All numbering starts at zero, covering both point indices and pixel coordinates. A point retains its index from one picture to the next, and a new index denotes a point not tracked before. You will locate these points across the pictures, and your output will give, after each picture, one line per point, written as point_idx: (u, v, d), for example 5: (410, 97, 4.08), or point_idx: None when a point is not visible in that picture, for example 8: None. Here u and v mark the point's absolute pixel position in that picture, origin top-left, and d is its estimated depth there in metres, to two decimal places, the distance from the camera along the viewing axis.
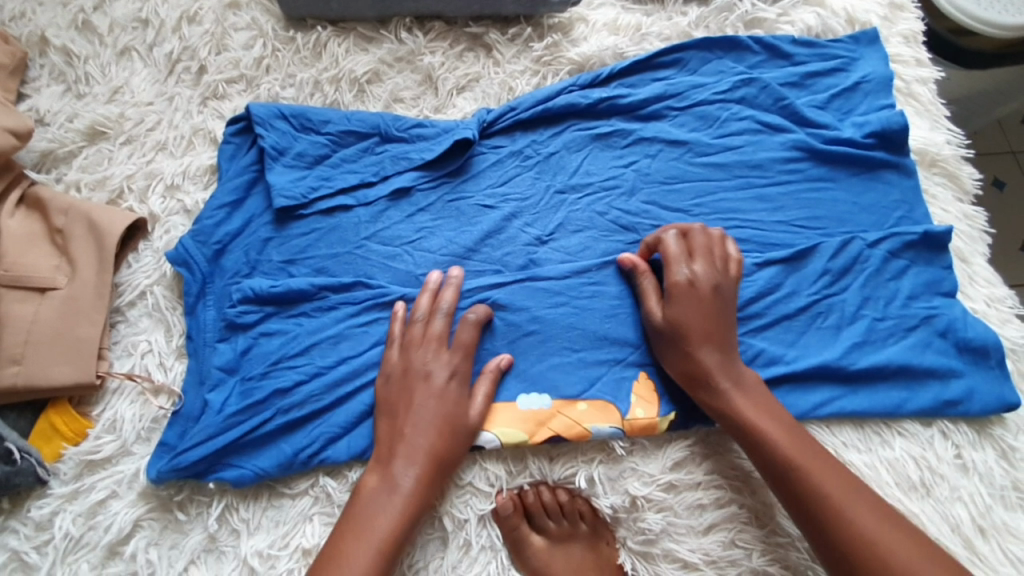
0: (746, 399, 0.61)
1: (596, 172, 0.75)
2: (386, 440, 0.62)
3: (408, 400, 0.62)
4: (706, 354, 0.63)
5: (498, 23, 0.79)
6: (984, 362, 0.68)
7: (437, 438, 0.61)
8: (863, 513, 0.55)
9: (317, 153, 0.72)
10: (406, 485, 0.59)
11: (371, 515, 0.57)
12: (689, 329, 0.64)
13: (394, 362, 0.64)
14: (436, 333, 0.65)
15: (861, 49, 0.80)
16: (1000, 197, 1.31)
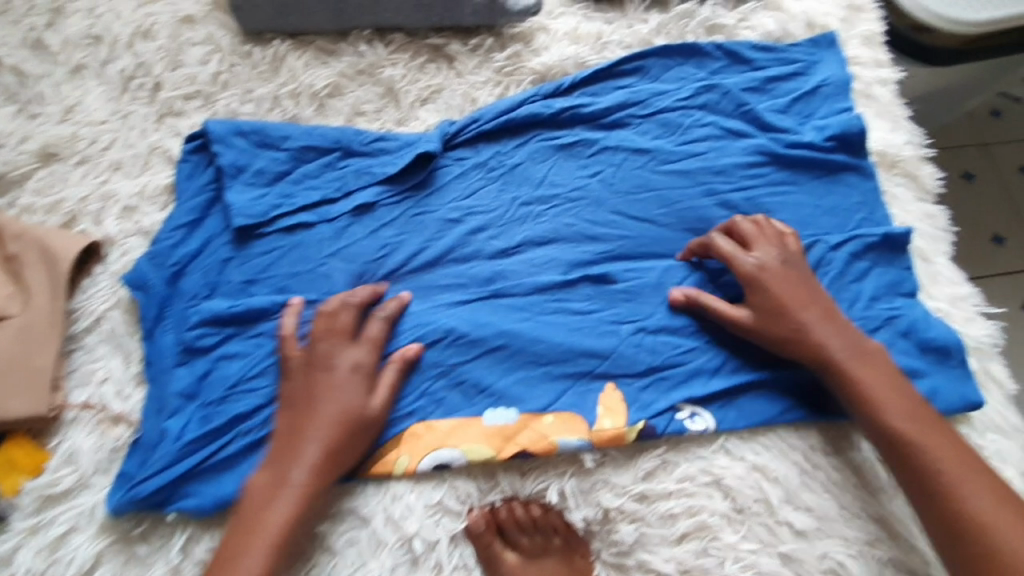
0: (869, 372, 0.63)
1: (562, 182, 0.75)
2: (281, 435, 0.61)
3: (308, 394, 0.62)
4: (825, 333, 0.64)
5: (459, 34, 0.78)
6: (947, 361, 0.69)
7: (332, 433, 0.60)
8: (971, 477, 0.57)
9: (277, 170, 0.71)
10: (298, 480, 0.59)
11: (262, 510, 0.58)
12: (802, 309, 0.65)
13: (296, 357, 0.64)
14: (338, 326, 0.65)
15: (820, 52, 0.81)
16: (967, 191, 1.33)
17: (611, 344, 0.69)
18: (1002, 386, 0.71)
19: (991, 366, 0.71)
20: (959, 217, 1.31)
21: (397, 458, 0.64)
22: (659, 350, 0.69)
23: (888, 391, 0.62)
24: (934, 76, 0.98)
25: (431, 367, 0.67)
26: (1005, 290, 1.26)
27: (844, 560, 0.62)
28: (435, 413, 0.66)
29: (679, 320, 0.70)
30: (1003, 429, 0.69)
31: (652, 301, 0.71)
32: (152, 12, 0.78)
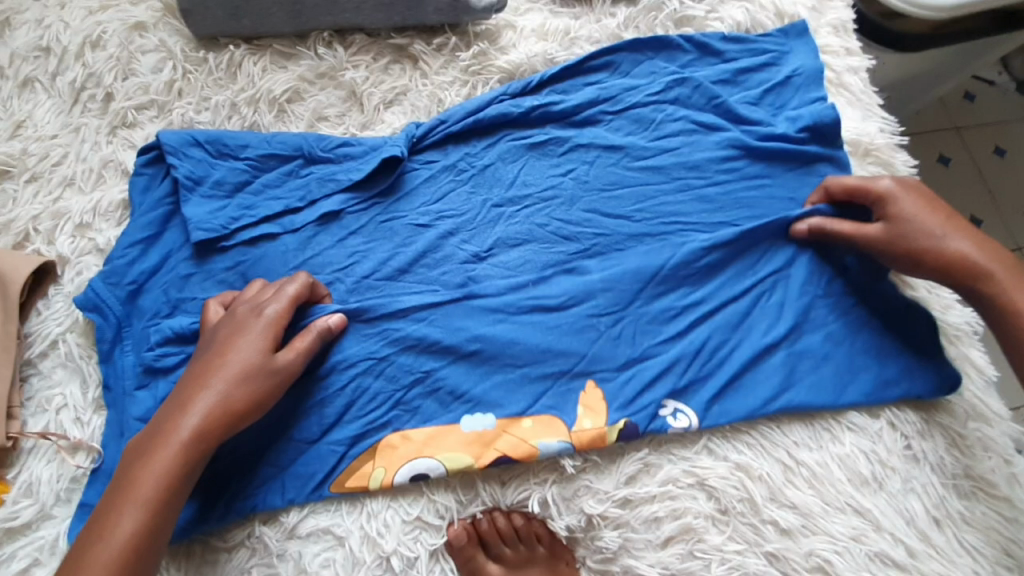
0: (1013, 284, 0.61)
1: (533, 182, 0.73)
2: (179, 388, 0.57)
3: (211, 350, 0.58)
4: (956, 247, 0.63)
5: (422, 33, 0.76)
6: (923, 344, 0.69)
7: (222, 392, 0.56)
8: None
9: (236, 180, 0.68)
10: (181, 434, 0.54)
11: (139, 464, 0.53)
12: (926, 226, 0.64)
13: (211, 320, 0.61)
14: (256, 291, 0.62)
15: (790, 42, 0.80)
16: (943, 175, 1.33)
17: (588, 346, 0.67)
18: (982, 372, 0.70)
19: (971, 351, 0.71)
20: None
21: (372, 472, 0.62)
22: (637, 340, 0.68)
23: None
24: (903, 62, 0.98)
25: (404, 378, 0.65)
26: None
27: (831, 557, 0.62)
28: (408, 422, 0.64)
29: (659, 320, 0.68)
30: (984, 416, 0.68)
31: (629, 289, 0.69)
32: (101, 20, 0.75)
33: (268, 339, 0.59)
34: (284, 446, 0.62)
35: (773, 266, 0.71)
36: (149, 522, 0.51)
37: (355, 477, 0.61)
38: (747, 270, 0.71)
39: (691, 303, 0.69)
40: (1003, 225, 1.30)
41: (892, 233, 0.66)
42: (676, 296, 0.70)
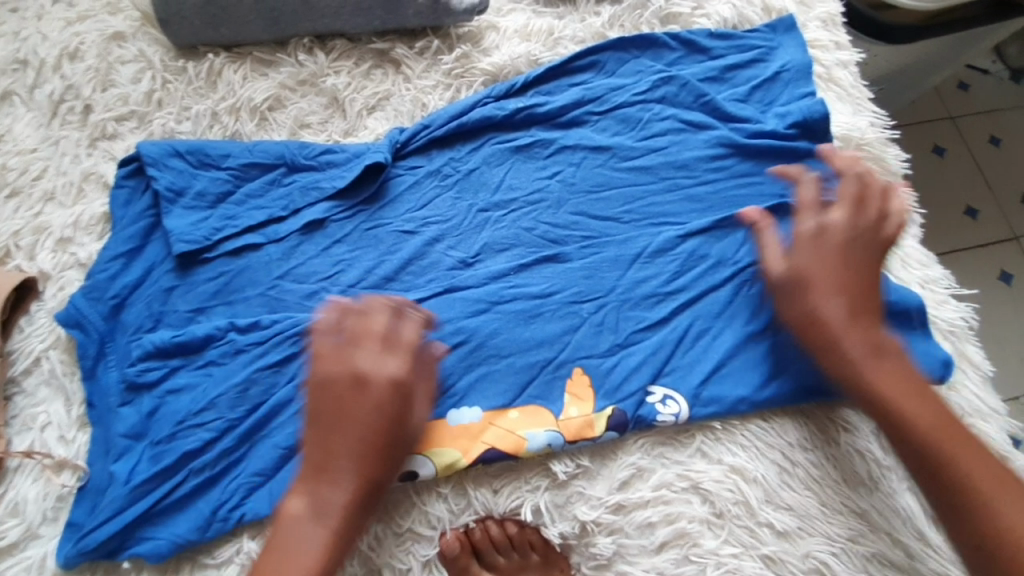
0: (882, 362, 0.59)
1: (519, 186, 0.72)
2: (318, 456, 0.54)
3: (316, 421, 0.55)
4: (836, 313, 0.61)
5: (404, 37, 0.75)
6: (909, 325, 0.68)
7: (362, 462, 0.54)
8: (983, 468, 0.55)
9: (218, 190, 0.67)
10: (335, 510, 0.53)
11: (295, 547, 0.52)
12: (816, 284, 0.62)
13: (364, 366, 0.56)
14: (375, 330, 0.58)
15: (778, 37, 0.79)
16: (939, 166, 1.32)
17: (578, 351, 0.66)
18: (977, 367, 0.70)
19: (966, 347, 0.71)
20: (933, 191, 1.31)
21: None
22: (622, 327, 0.67)
23: (889, 378, 0.59)
24: (893, 55, 0.97)
25: None
26: (981, 262, 1.26)
27: (827, 558, 0.61)
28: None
29: (643, 305, 0.68)
30: (980, 412, 0.68)
31: (612, 275, 0.69)
32: (78, 31, 0.74)
33: (406, 406, 0.57)
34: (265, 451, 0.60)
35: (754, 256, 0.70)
36: None
37: None
38: (729, 258, 0.70)
39: (675, 300, 0.68)
40: (1001, 216, 1.29)
41: (782, 282, 0.64)
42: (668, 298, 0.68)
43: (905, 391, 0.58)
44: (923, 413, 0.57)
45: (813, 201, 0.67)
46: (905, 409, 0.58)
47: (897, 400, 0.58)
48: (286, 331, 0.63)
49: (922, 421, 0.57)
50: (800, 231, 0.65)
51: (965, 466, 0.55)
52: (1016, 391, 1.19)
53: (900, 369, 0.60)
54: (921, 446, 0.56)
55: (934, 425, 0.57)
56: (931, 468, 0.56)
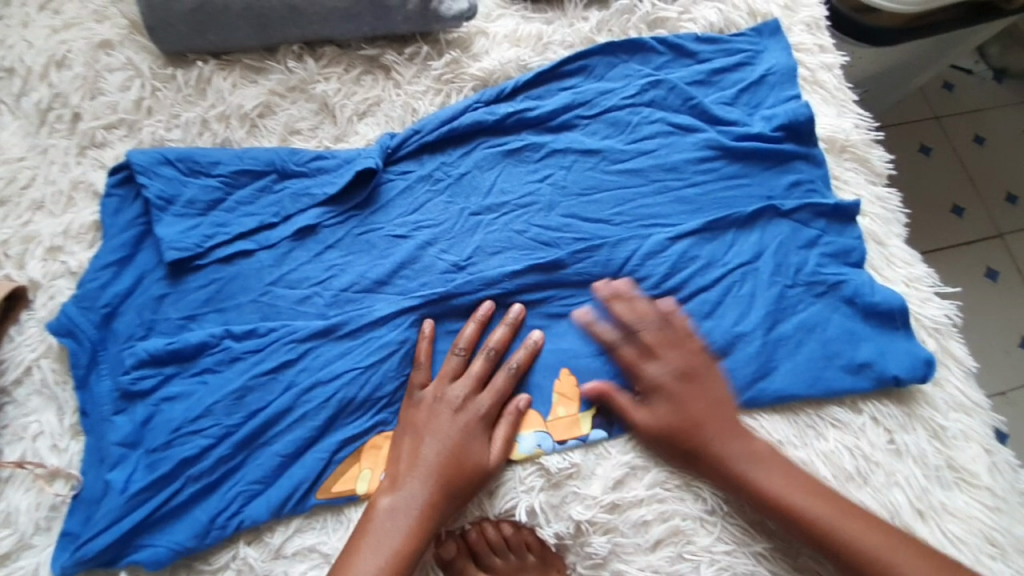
0: (773, 467, 0.62)
1: (511, 189, 0.73)
2: (409, 461, 0.60)
3: (470, 430, 0.62)
4: (712, 443, 0.62)
5: (393, 43, 0.76)
6: (893, 325, 0.70)
7: (446, 457, 0.60)
8: (921, 571, 0.56)
9: (209, 198, 0.67)
10: (417, 503, 0.58)
11: (385, 536, 0.56)
12: (679, 425, 0.63)
13: (490, 387, 0.64)
14: (492, 340, 0.66)
15: (763, 41, 0.81)
16: (924, 165, 1.34)
17: (568, 353, 0.68)
18: (961, 363, 0.72)
19: (951, 344, 0.72)
20: (920, 190, 1.32)
21: (359, 474, 0.61)
22: None
23: (797, 493, 0.60)
24: (875, 57, 0.99)
25: (391, 395, 0.64)
26: (965, 260, 1.28)
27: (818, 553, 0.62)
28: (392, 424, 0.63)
29: None
30: (964, 407, 0.69)
31: (604, 277, 0.70)
32: (65, 39, 0.74)
33: (494, 407, 0.64)
34: (262, 458, 0.60)
35: (743, 257, 0.71)
36: None
37: (342, 482, 0.60)
38: (718, 259, 0.71)
39: (666, 301, 0.70)
40: (986, 213, 1.31)
41: (652, 435, 0.64)
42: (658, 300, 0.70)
43: (822, 505, 0.60)
44: (845, 523, 0.59)
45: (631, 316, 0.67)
46: (832, 525, 0.58)
47: (822, 514, 0.59)
48: (280, 338, 0.63)
49: (846, 529, 0.58)
50: (625, 359, 0.66)
51: (903, 565, 0.56)
52: (1003, 387, 1.20)
53: (806, 484, 0.61)
54: (857, 558, 0.57)
55: (860, 532, 0.58)
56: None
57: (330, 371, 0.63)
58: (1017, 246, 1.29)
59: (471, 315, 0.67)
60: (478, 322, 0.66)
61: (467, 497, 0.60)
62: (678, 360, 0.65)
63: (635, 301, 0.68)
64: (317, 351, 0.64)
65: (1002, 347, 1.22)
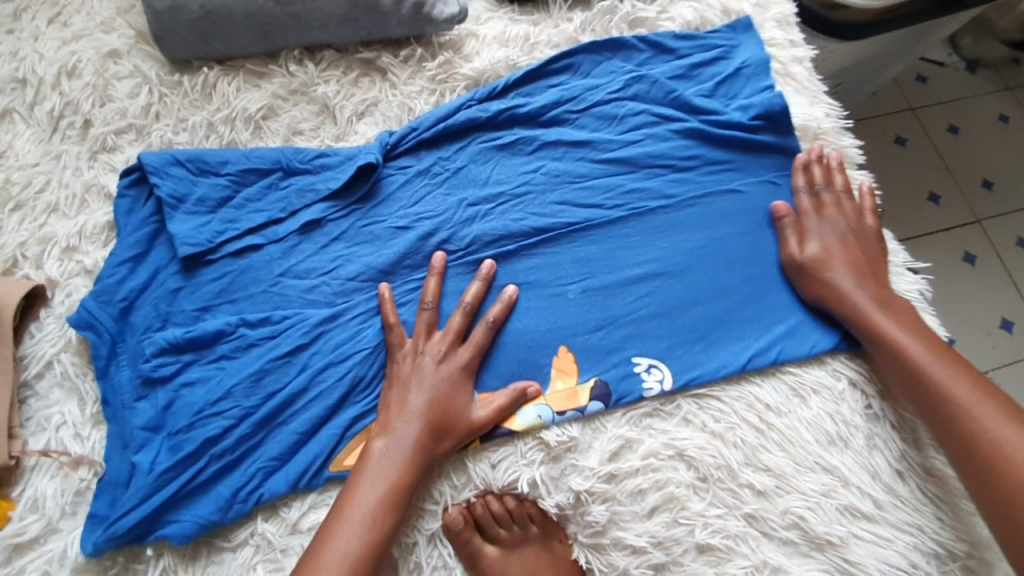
0: (890, 318, 0.70)
1: (505, 180, 0.77)
2: (399, 407, 0.64)
3: (455, 381, 0.66)
4: (843, 278, 0.72)
5: (389, 46, 0.80)
6: None
7: (434, 400, 0.64)
8: (999, 419, 0.62)
9: (218, 196, 0.71)
10: (409, 442, 0.62)
11: (381, 472, 0.60)
12: (831, 260, 0.73)
13: (469, 341, 0.69)
14: (466, 297, 0.70)
15: (738, 36, 0.86)
16: (900, 152, 1.41)
17: (565, 333, 0.72)
18: (933, 333, 0.76)
19: (923, 316, 0.77)
20: (895, 178, 1.38)
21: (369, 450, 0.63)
22: (609, 306, 0.73)
23: (915, 349, 0.67)
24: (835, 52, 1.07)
25: None
26: (946, 244, 1.34)
27: (805, 513, 0.65)
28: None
29: (625, 285, 0.74)
30: None
31: (598, 260, 0.75)
32: (75, 49, 0.77)
33: (474, 355, 0.68)
34: (279, 437, 0.63)
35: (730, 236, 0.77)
36: (396, 520, 0.59)
37: (353, 455, 0.63)
38: (702, 237, 0.77)
39: (654, 280, 0.75)
40: (960, 198, 1.38)
41: (794, 262, 0.74)
42: (649, 280, 0.75)
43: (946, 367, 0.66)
44: (959, 385, 0.65)
45: (822, 172, 0.78)
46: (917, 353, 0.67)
47: (937, 369, 0.66)
48: (294, 325, 0.67)
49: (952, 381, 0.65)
50: (804, 207, 0.77)
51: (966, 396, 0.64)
52: (985, 366, 1.25)
53: (929, 341, 0.68)
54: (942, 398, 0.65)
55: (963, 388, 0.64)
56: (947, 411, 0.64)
57: (341, 353, 0.66)
58: (993, 230, 1.35)
59: (428, 268, 0.71)
60: (439, 274, 0.70)
61: (457, 437, 0.64)
62: (845, 215, 0.77)
63: (831, 170, 0.79)
64: (329, 335, 0.67)
65: (984, 327, 1.28)
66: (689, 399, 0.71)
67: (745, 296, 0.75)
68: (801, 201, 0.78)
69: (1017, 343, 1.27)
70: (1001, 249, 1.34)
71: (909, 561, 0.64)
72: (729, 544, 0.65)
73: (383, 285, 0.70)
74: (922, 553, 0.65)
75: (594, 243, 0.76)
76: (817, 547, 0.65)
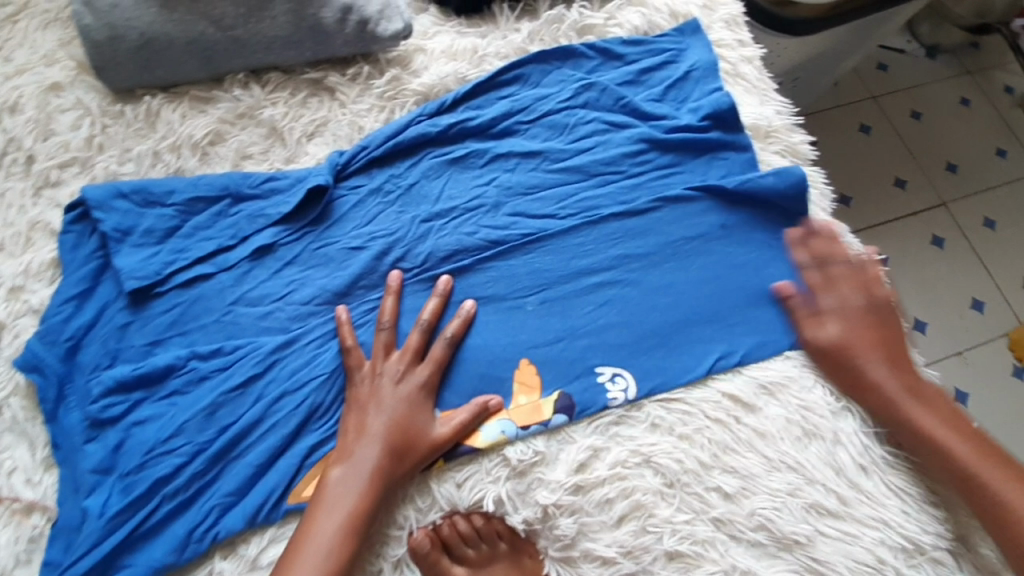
0: (914, 399, 0.69)
1: (458, 195, 0.77)
2: (358, 431, 0.63)
3: (415, 401, 0.65)
4: (874, 361, 0.70)
5: (336, 65, 0.78)
6: (829, 290, 0.75)
7: (392, 422, 0.63)
8: (970, 448, 0.66)
9: (166, 227, 0.70)
10: (368, 467, 0.61)
11: (338, 501, 0.59)
12: (858, 344, 0.71)
13: (429, 358, 0.68)
14: (422, 315, 0.70)
15: (686, 39, 0.86)
16: (862, 141, 1.42)
17: (525, 345, 0.72)
18: None
19: None
20: (858, 167, 1.40)
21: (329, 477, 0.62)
22: (567, 315, 0.74)
23: (925, 410, 0.68)
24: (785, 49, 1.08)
25: None
26: (913, 228, 1.35)
27: (771, 514, 0.66)
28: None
29: (582, 294, 0.75)
30: None
31: (555, 271, 0.75)
32: (16, 83, 0.76)
33: (433, 373, 0.67)
34: (234, 470, 0.62)
35: (686, 237, 0.77)
36: (355, 548, 0.58)
37: (311, 485, 0.62)
38: (658, 242, 0.77)
39: (611, 288, 0.75)
40: (925, 184, 1.40)
41: (874, 347, 0.71)
42: (607, 287, 0.75)
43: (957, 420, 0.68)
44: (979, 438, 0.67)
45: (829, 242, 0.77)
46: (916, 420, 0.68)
47: (937, 430, 0.67)
48: (246, 354, 0.66)
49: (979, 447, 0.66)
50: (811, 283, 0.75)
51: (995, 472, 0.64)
52: (959, 347, 1.27)
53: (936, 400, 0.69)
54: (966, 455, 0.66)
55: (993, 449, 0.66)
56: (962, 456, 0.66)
57: (293, 381, 0.65)
58: (960, 213, 1.37)
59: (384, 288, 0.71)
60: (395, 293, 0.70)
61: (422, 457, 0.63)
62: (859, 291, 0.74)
63: (817, 241, 0.77)
64: (284, 362, 0.66)
65: (955, 310, 1.30)
66: (655, 403, 0.70)
67: (705, 299, 0.75)
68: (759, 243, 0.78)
69: (987, 324, 1.29)
70: (968, 232, 1.36)
71: (876, 557, 0.65)
72: (697, 550, 0.65)
73: (339, 306, 0.69)
74: (889, 547, 0.65)
75: (551, 252, 0.76)
76: (784, 547, 0.65)
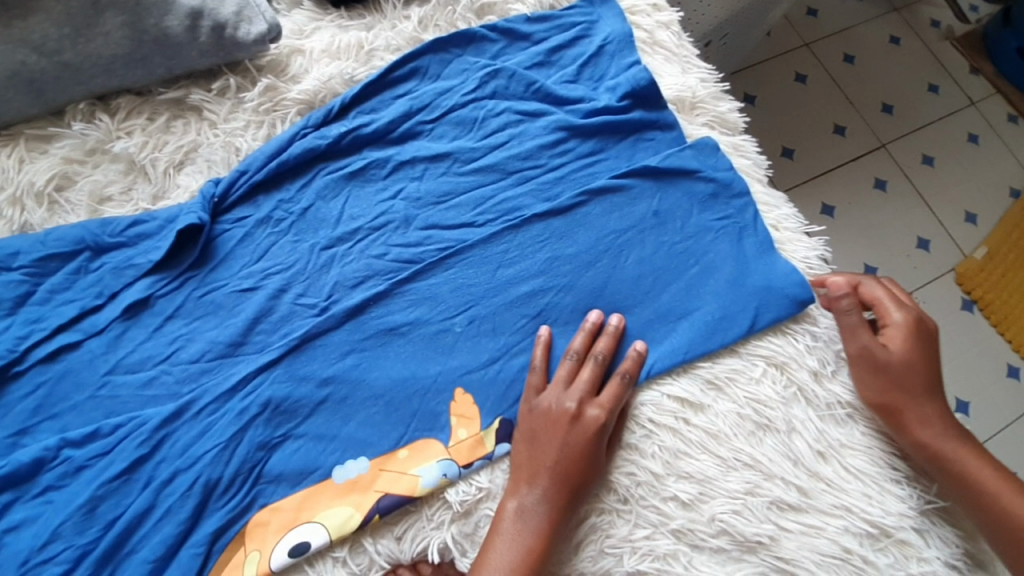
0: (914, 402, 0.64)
1: (361, 214, 0.68)
2: (531, 468, 0.59)
3: (586, 428, 0.60)
4: (870, 374, 0.66)
5: (199, 80, 0.69)
6: (770, 270, 0.71)
7: (566, 450, 0.59)
8: (962, 453, 0.63)
9: (15, 294, 0.59)
10: (540, 507, 0.57)
11: (519, 541, 0.55)
12: (873, 358, 0.66)
13: (589, 382, 0.63)
14: (609, 331, 0.66)
15: (597, 10, 0.80)
16: (799, 91, 1.38)
17: (457, 372, 0.64)
18: None
19: None
20: (799, 119, 1.36)
21: (246, 557, 0.55)
22: (500, 331, 0.66)
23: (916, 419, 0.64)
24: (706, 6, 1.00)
25: (264, 462, 0.59)
26: (858, 175, 1.33)
27: (730, 518, 0.61)
28: (274, 493, 0.58)
29: (515, 306, 0.67)
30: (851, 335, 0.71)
31: (481, 284, 0.67)
32: None
33: (592, 398, 0.63)
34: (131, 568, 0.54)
35: (618, 228, 0.71)
36: None
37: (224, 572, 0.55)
38: (588, 237, 0.71)
39: (544, 295, 0.68)
40: (865, 129, 1.37)
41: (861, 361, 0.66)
42: (541, 295, 0.68)
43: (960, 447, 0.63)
44: (979, 470, 0.62)
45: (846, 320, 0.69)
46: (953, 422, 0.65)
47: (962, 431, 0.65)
48: (129, 433, 0.57)
49: (990, 484, 0.61)
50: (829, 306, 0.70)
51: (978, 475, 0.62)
52: (912, 288, 1.26)
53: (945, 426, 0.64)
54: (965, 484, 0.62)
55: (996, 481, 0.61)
56: (964, 485, 0.62)
57: (189, 456, 0.57)
58: (899, 153, 1.36)
59: (288, 334, 0.63)
60: (283, 399, 0.60)
61: (584, 498, 0.60)
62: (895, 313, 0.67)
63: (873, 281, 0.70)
64: (175, 437, 0.58)
65: (904, 251, 1.28)
66: None
67: (643, 294, 0.69)
68: (693, 233, 0.72)
69: (935, 262, 1.28)
70: (909, 170, 1.35)
71: (842, 547, 0.61)
72: (658, 566, 0.59)
73: (544, 325, 0.67)
74: (854, 534, 0.62)
75: (473, 264, 0.68)
76: (748, 550, 0.61)
